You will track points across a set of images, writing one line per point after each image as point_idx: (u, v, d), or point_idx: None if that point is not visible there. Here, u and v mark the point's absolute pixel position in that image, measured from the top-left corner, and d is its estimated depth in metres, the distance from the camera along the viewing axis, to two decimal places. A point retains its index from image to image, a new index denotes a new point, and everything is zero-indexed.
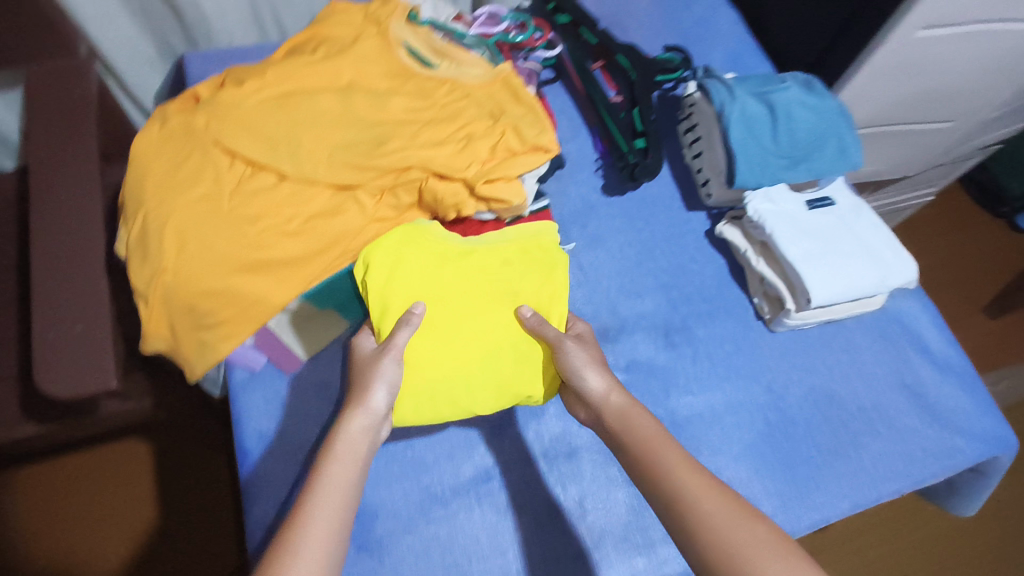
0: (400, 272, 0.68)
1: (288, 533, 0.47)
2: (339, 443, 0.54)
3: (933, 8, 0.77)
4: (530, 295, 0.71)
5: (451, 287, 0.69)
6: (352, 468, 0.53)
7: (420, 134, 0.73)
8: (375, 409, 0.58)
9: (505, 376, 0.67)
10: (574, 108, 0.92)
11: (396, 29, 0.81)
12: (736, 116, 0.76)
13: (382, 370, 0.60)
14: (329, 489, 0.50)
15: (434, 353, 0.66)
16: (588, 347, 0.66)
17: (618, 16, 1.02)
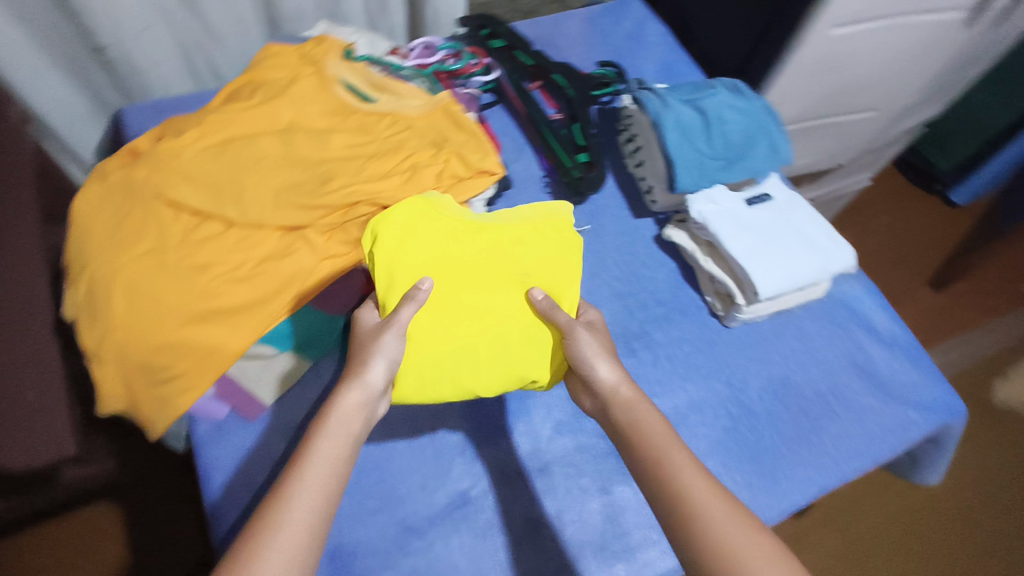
0: (411, 245, 0.68)
1: (272, 509, 0.47)
2: (334, 416, 0.54)
3: (841, 8, 0.81)
4: (540, 277, 0.71)
5: (462, 263, 0.70)
6: (344, 445, 0.52)
7: (365, 168, 0.75)
8: (372, 383, 0.57)
9: (509, 355, 0.66)
10: (516, 128, 0.94)
11: (333, 67, 0.83)
12: (670, 124, 0.79)
13: (383, 345, 0.60)
14: (317, 467, 0.50)
15: (437, 327, 0.66)
16: (599, 335, 0.66)
17: (551, 37, 1.05)
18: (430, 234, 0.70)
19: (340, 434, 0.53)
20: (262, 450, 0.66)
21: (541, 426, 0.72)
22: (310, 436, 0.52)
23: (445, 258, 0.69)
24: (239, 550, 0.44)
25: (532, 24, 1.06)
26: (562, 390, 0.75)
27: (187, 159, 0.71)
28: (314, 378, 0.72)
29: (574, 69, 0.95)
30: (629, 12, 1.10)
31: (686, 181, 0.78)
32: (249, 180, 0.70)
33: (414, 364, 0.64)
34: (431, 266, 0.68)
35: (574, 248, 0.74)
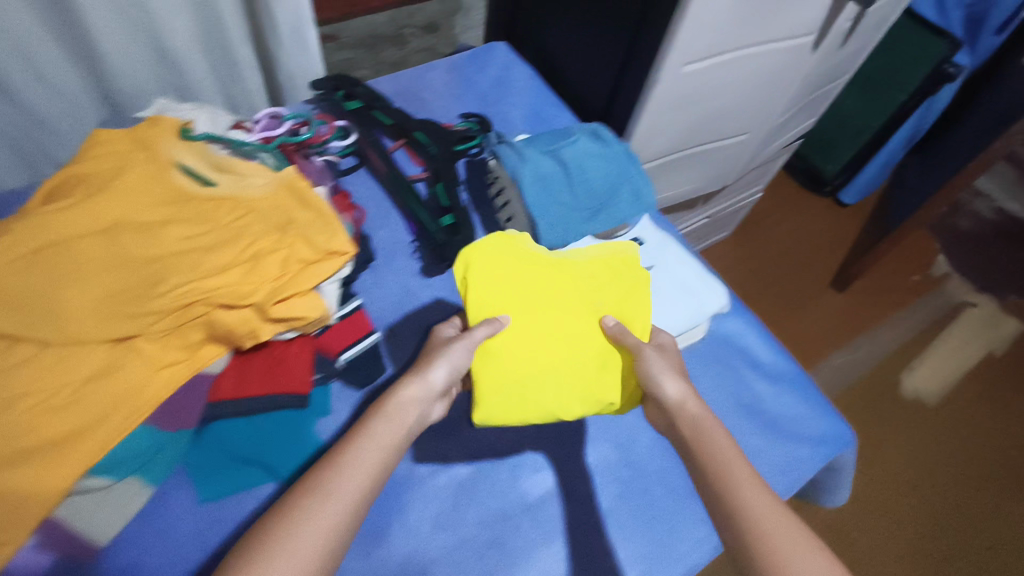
0: (492, 274, 0.71)
1: (328, 468, 0.51)
2: (392, 404, 0.57)
3: (689, 45, 0.82)
4: (612, 301, 0.73)
5: (533, 291, 0.71)
6: (393, 432, 0.55)
7: (203, 262, 0.67)
8: (430, 384, 0.60)
9: (583, 379, 0.68)
10: (380, 191, 0.88)
11: (168, 149, 0.76)
12: (531, 178, 0.77)
13: (449, 352, 0.63)
14: (366, 445, 0.53)
15: (506, 352, 0.67)
16: (672, 359, 0.66)
17: (415, 90, 1.01)
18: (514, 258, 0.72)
19: (392, 421, 0.56)
20: (169, 553, 0.62)
21: (419, 522, 0.65)
22: (368, 417, 0.56)
23: (519, 288, 0.71)
24: (292, 497, 0.48)
25: (394, 79, 1.02)
26: (438, 479, 0.68)
27: None
28: (161, 503, 0.65)
29: (436, 124, 0.92)
30: (494, 57, 1.07)
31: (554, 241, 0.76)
32: (67, 290, 0.61)
33: (490, 385, 0.66)
34: (511, 287, 0.71)
35: (642, 284, 0.75)
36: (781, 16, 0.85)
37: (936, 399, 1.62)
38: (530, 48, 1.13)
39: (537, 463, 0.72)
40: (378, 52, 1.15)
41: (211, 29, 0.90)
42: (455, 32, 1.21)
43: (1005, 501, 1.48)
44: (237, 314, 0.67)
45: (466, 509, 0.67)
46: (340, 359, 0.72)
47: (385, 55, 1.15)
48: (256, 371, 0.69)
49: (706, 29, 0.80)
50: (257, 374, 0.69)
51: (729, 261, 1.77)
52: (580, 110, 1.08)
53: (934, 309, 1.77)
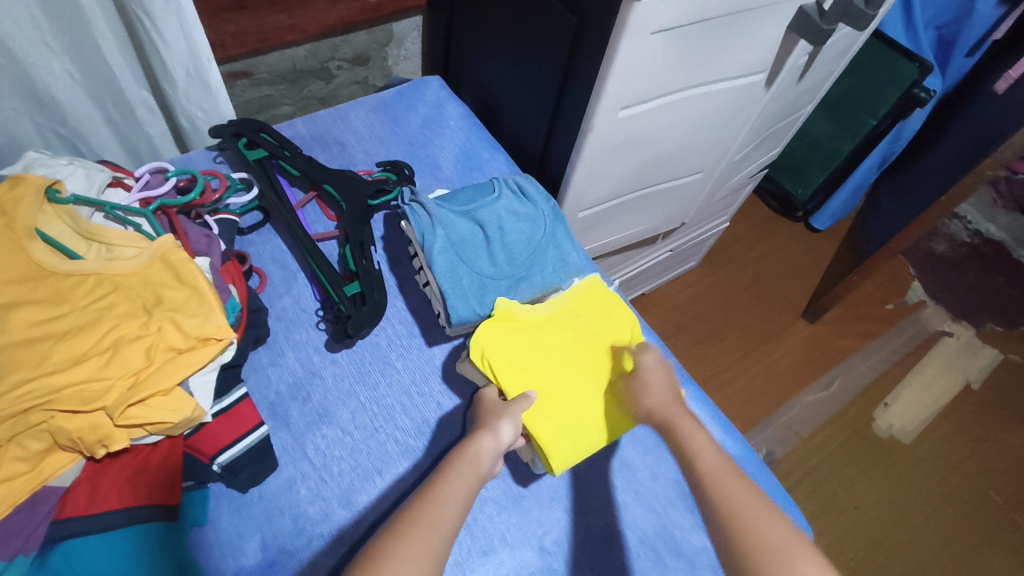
0: (509, 345, 0.65)
1: (419, 509, 0.49)
2: (473, 453, 0.55)
3: (624, 90, 0.74)
4: (605, 322, 0.70)
5: (544, 345, 0.67)
6: (471, 482, 0.53)
7: (53, 354, 0.59)
8: (502, 441, 0.58)
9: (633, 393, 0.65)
10: (287, 252, 0.80)
11: (27, 213, 0.64)
12: (441, 246, 0.68)
13: (517, 407, 0.60)
14: (449, 489, 0.51)
15: (550, 411, 0.62)
16: (659, 372, 0.64)
17: (334, 133, 0.92)
18: (521, 322, 0.67)
19: (471, 468, 0.54)
20: None
21: None
22: (446, 463, 0.54)
23: (534, 349, 0.66)
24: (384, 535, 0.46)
25: (311, 120, 0.93)
26: None
27: None
28: None
29: (348, 173, 0.83)
30: (425, 94, 0.98)
31: (462, 311, 0.66)
32: None
33: (552, 437, 0.61)
34: (531, 348, 0.66)
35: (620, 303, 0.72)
36: (725, 53, 0.77)
37: (911, 436, 1.53)
38: (465, 84, 1.05)
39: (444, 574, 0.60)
40: (304, 87, 1.06)
41: (96, 74, 0.81)
42: (387, 64, 1.12)
43: (991, 542, 1.40)
44: (84, 420, 0.57)
45: None
46: (215, 463, 0.61)
47: (311, 89, 1.07)
48: (114, 480, 0.58)
49: (639, 73, 0.72)
50: (116, 483, 0.58)
51: (696, 292, 1.69)
52: (517, 151, 1.00)
53: (909, 338, 1.70)
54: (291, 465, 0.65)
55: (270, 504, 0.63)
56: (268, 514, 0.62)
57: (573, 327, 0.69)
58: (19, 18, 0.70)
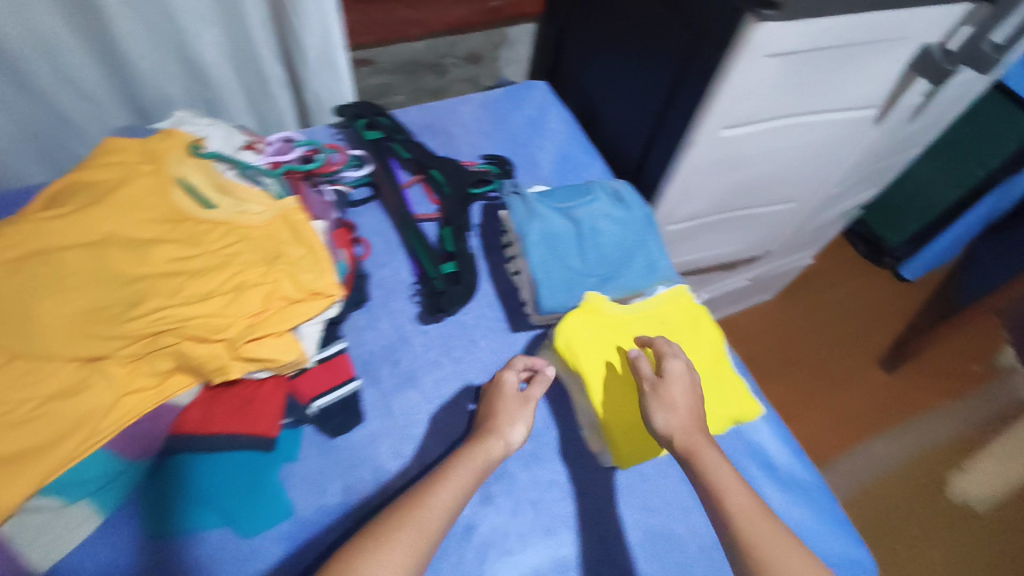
0: (596, 335, 0.67)
1: (406, 512, 0.54)
2: (482, 456, 0.62)
3: (731, 109, 0.75)
4: (690, 330, 0.71)
5: (629, 345, 0.68)
6: (470, 481, 0.60)
7: (184, 287, 0.66)
8: (510, 445, 0.64)
9: (714, 410, 0.65)
10: (390, 226, 0.85)
11: (175, 166, 0.76)
12: (536, 238, 0.72)
13: (526, 413, 0.67)
14: (447, 493, 0.57)
15: (626, 405, 0.64)
16: (685, 383, 0.62)
17: (443, 124, 0.97)
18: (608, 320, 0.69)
19: (474, 467, 0.60)
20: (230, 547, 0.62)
21: None
22: (453, 460, 0.61)
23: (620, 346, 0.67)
24: (378, 527, 0.53)
25: (423, 110, 0.99)
26: None
27: None
28: (107, 534, 0.62)
29: (453, 161, 0.88)
30: (532, 97, 1.03)
31: (553, 302, 0.69)
32: (48, 303, 0.62)
33: (621, 427, 0.63)
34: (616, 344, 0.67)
35: (706, 318, 0.73)
36: (834, 85, 0.77)
37: (988, 506, 1.43)
38: (570, 87, 1.08)
39: (506, 544, 0.63)
40: (417, 79, 1.12)
41: (242, 48, 0.90)
42: (499, 64, 1.17)
43: None
44: (208, 348, 0.64)
45: None
46: (312, 406, 0.67)
47: (423, 82, 1.12)
48: (222, 408, 0.66)
49: (747, 95, 0.74)
50: (224, 412, 0.65)
51: (768, 325, 1.67)
52: (613, 157, 1.02)
53: (995, 403, 1.60)
54: (377, 420, 0.70)
55: (352, 454, 0.68)
56: (352, 463, 0.68)
57: (661, 331, 0.69)
58: None
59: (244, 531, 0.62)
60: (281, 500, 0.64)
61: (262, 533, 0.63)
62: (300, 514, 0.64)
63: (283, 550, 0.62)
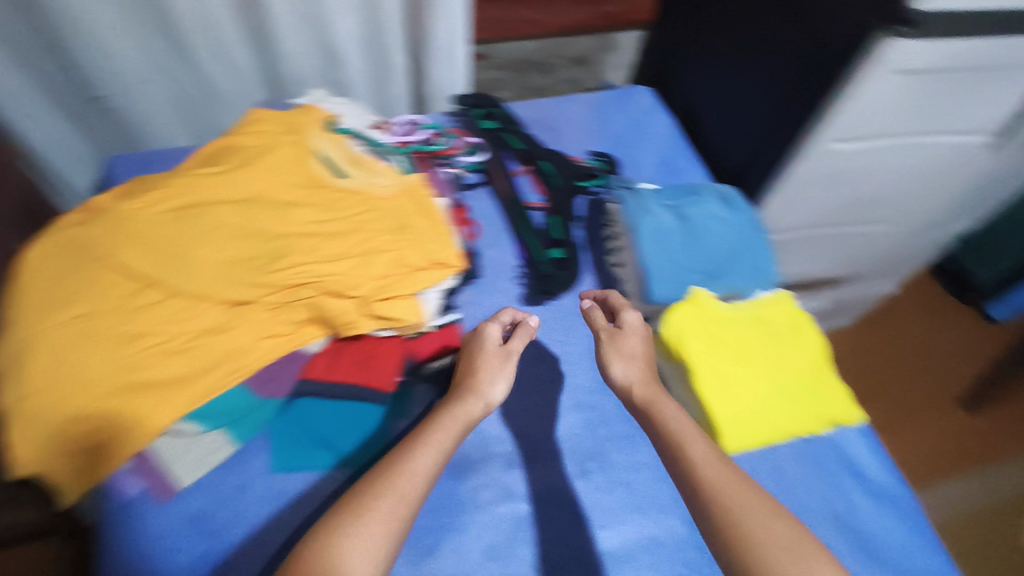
0: (699, 327, 0.70)
1: (384, 480, 0.53)
2: (463, 416, 0.62)
3: (848, 121, 0.78)
4: (790, 333, 0.72)
5: (731, 340, 0.70)
6: (450, 442, 0.59)
7: (319, 247, 0.72)
8: (490, 403, 0.65)
9: (811, 410, 0.67)
10: (495, 211, 0.89)
11: (314, 138, 0.83)
12: (649, 233, 0.76)
13: (505, 371, 0.68)
14: (427, 458, 0.56)
15: (727, 394, 0.66)
16: (639, 335, 0.68)
17: (552, 120, 1.02)
18: (710, 316, 0.72)
19: (455, 428, 0.61)
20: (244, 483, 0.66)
21: (471, 547, 0.63)
22: (434, 423, 0.61)
23: (722, 340, 0.70)
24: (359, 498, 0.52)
25: (532, 105, 1.03)
26: (498, 509, 0.66)
27: (140, 221, 0.70)
28: (238, 462, 0.68)
29: (564, 156, 0.92)
30: (637, 101, 1.07)
31: (664, 296, 0.74)
32: (202, 249, 0.70)
33: (724, 415, 0.65)
34: (716, 338, 0.70)
35: (808, 324, 0.74)
36: (954, 108, 0.78)
37: None
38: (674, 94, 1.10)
39: (599, 516, 0.67)
40: (524, 77, 1.16)
41: (374, 37, 0.97)
42: (602, 69, 1.19)
43: None
44: (342, 303, 0.70)
45: (518, 544, 0.64)
46: (427, 367, 0.73)
47: (531, 81, 1.15)
48: (348, 359, 0.72)
49: (867, 110, 0.76)
50: (349, 362, 0.72)
51: (841, 352, 1.64)
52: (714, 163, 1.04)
53: None
54: None
55: None
56: None
57: (761, 331, 0.72)
58: None
59: (358, 472, 0.67)
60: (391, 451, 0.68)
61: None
62: None
63: None
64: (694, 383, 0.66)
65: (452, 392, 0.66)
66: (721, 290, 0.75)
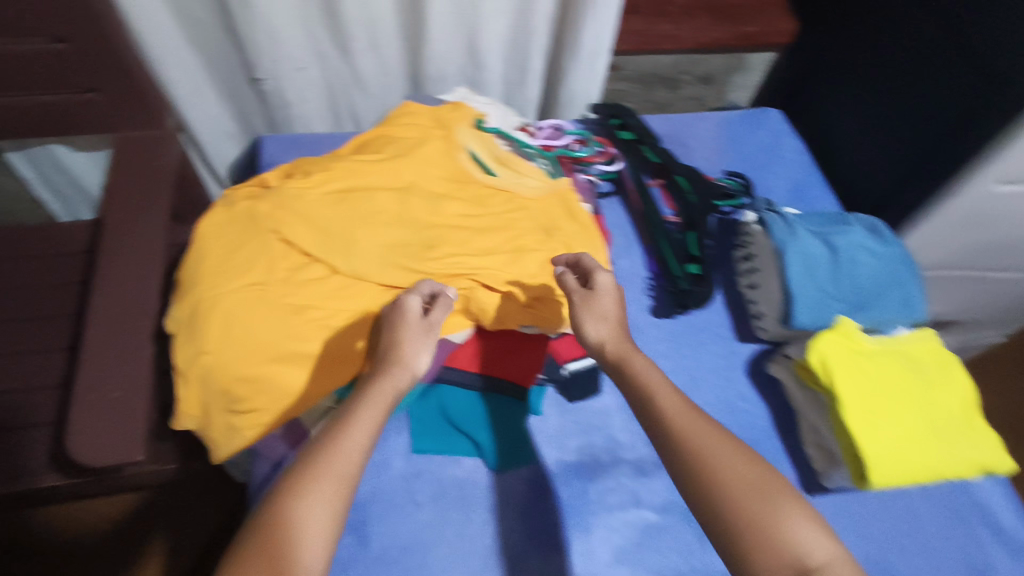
0: (847, 356, 0.70)
1: (311, 463, 0.52)
2: (388, 391, 0.58)
3: (1011, 164, 0.78)
4: (941, 372, 0.71)
5: (880, 372, 0.69)
6: (381, 418, 0.57)
7: (472, 241, 0.75)
8: (417, 374, 0.61)
9: (964, 452, 0.65)
10: (629, 224, 0.91)
11: (462, 135, 0.84)
12: (795, 256, 0.75)
13: (425, 340, 0.63)
14: (359, 437, 0.55)
15: (877, 426, 0.65)
16: (609, 297, 0.65)
17: (682, 135, 1.02)
18: (857, 346, 0.71)
19: (381, 404, 0.57)
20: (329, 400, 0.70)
21: (600, 551, 0.65)
22: (359, 402, 0.57)
23: (871, 371, 0.69)
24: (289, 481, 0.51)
25: (666, 119, 1.05)
26: (628, 515, 0.68)
27: (307, 199, 0.74)
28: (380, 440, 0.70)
29: (699, 174, 0.92)
30: (767, 123, 1.06)
31: (805, 322, 0.73)
32: (361, 232, 0.73)
33: (874, 446, 0.64)
34: (865, 368, 0.69)
35: (957, 367, 0.73)
36: None
37: None
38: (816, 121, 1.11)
39: None
40: (650, 91, 1.18)
41: (519, 40, 0.99)
42: (727, 88, 1.20)
43: None
44: (495, 298, 0.71)
45: (646, 553, 0.66)
46: (565, 367, 0.75)
47: (655, 95, 1.19)
48: (489, 352, 0.74)
49: None
50: (493, 355, 0.74)
51: None
52: (851, 194, 1.04)
53: None
54: (610, 394, 0.76)
55: (589, 418, 0.74)
56: (587, 428, 0.73)
57: (912, 367, 0.70)
58: None
59: (494, 464, 0.69)
60: (525, 445, 0.71)
61: (511, 470, 0.70)
62: (542, 464, 0.70)
63: (524, 490, 0.69)
64: (842, 412, 0.66)
65: (375, 362, 0.62)
66: (868, 322, 0.75)
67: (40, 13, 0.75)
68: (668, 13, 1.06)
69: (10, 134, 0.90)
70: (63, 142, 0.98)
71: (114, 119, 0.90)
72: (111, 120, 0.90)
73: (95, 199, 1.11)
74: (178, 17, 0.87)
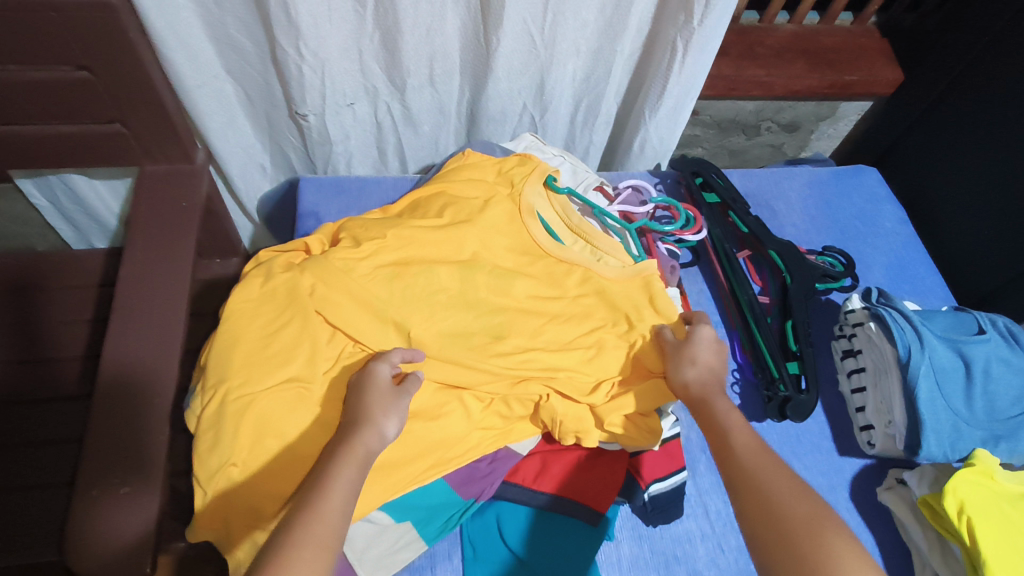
0: (986, 499, 0.58)
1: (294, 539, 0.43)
2: (361, 452, 0.50)
3: None
4: None
5: None
6: (356, 482, 0.49)
7: (544, 331, 0.65)
8: (386, 440, 0.53)
9: None
10: (711, 303, 0.81)
11: (530, 195, 0.72)
12: (927, 372, 0.64)
13: (399, 404, 0.55)
14: (337, 499, 0.46)
15: None
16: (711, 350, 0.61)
17: (766, 197, 0.91)
18: (996, 486, 0.60)
19: (354, 467, 0.49)
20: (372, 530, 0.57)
21: None
22: (329, 465, 0.49)
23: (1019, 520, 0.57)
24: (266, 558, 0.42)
25: (747, 176, 0.93)
26: None
27: (356, 273, 0.64)
28: (427, 566, 0.61)
29: (796, 247, 0.79)
30: (865, 183, 0.94)
31: (934, 452, 0.63)
32: (417, 318, 0.63)
33: None
34: (1010, 514, 0.58)
35: None
36: None
37: None
38: (915, 181, 1.00)
39: None
40: (725, 137, 1.07)
41: (594, 81, 0.87)
42: (811, 136, 1.08)
43: None
44: (571, 408, 0.62)
45: None
46: (648, 491, 0.63)
47: (730, 141, 1.07)
48: (560, 469, 0.64)
49: None
50: (567, 470, 0.64)
51: None
52: (959, 269, 0.94)
53: None
54: (691, 519, 0.66)
55: (670, 548, 0.64)
56: (666, 559, 0.63)
57: None
58: (576, 33, 0.79)
59: None
60: None
61: None
62: None
63: None
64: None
65: (339, 431, 0.53)
66: (1003, 451, 0.64)
67: (59, 35, 0.64)
68: (758, 55, 0.93)
69: (21, 163, 0.79)
70: (79, 170, 0.88)
71: (136, 150, 0.80)
72: (133, 150, 0.80)
73: (112, 227, 1.01)
74: (212, 42, 0.77)
